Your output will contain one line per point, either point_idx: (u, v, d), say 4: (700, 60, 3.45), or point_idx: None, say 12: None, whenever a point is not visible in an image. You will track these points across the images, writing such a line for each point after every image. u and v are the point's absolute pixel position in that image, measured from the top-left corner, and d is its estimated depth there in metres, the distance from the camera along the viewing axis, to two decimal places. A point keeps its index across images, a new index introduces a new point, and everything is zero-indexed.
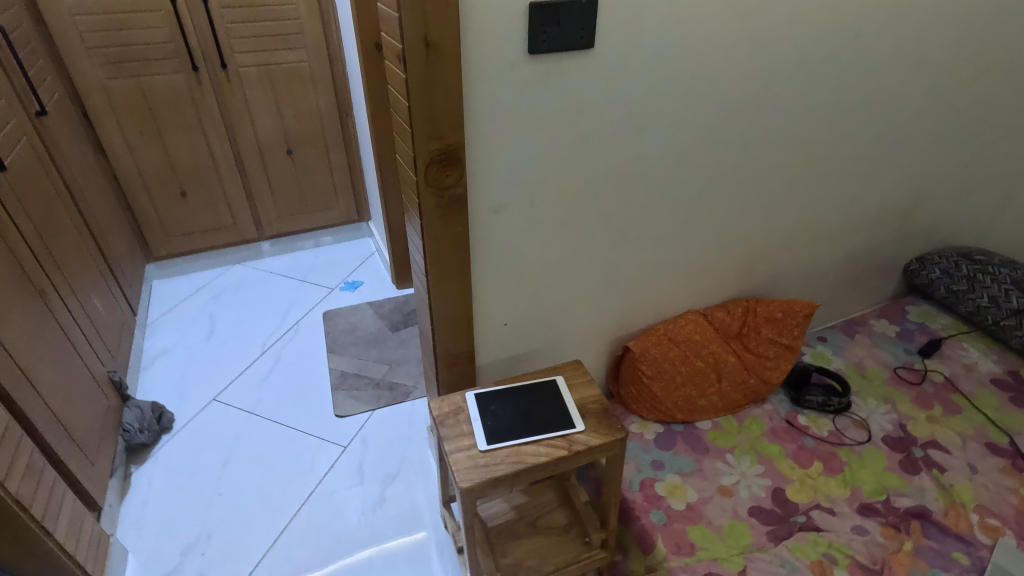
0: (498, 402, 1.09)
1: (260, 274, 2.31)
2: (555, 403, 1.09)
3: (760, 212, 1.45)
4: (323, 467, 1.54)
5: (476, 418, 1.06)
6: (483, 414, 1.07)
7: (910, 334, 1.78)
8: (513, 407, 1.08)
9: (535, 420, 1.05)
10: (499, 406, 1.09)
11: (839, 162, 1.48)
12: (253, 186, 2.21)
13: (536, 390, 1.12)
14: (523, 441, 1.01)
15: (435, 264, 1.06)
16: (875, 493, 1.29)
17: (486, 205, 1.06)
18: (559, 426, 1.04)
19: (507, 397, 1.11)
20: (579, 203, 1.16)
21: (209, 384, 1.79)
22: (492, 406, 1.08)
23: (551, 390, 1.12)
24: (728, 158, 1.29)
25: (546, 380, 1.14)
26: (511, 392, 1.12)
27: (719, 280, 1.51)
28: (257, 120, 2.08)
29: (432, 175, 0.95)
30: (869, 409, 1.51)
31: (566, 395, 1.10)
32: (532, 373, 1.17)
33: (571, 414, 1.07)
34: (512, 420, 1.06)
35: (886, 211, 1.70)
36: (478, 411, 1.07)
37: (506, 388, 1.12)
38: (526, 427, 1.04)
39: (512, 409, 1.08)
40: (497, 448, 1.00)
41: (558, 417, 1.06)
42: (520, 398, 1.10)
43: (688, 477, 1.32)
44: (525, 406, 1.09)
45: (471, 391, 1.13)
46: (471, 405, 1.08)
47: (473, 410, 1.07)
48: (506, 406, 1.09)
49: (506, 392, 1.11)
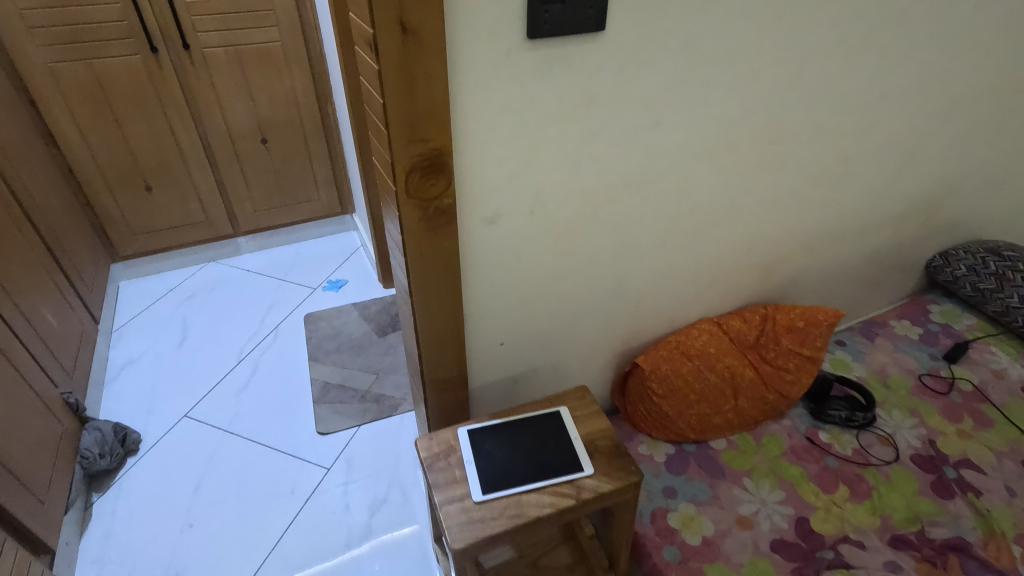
0: (495, 439, 0.96)
1: (236, 272, 2.15)
2: (560, 441, 0.96)
3: (782, 211, 1.31)
4: (305, 492, 1.42)
5: (470, 461, 0.92)
6: (478, 455, 0.94)
7: (934, 337, 1.66)
8: (512, 446, 0.95)
9: (537, 462, 0.93)
10: (497, 444, 0.96)
11: (869, 155, 1.34)
12: (225, 178, 2.03)
13: (538, 424, 0.99)
14: (523, 488, 0.89)
15: (420, 284, 0.92)
16: (907, 523, 1.18)
17: (478, 216, 0.91)
18: (565, 470, 0.91)
19: (504, 433, 0.98)
20: (585, 208, 1.01)
21: (180, 398, 1.65)
22: (488, 445, 0.95)
23: (554, 424, 0.99)
24: (751, 154, 1.14)
25: (549, 411, 1.01)
26: (510, 426, 0.99)
27: (735, 285, 1.38)
28: (226, 106, 1.90)
29: (415, 185, 0.80)
30: (896, 424, 1.40)
31: (573, 430, 0.97)
32: (532, 403, 1.03)
33: (578, 453, 0.94)
34: (511, 462, 0.93)
35: (913, 206, 1.56)
36: (472, 451, 0.94)
37: (504, 422, 0.99)
38: (527, 471, 0.91)
39: (511, 449, 0.95)
40: (495, 498, 0.88)
41: (563, 458, 0.93)
42: (519, 435, 0.97)
43: (703, 507, 1.20)
44: (526, 445, 0.96)
45: (464, 426, 0.99)
46: (463, 444, 0.95)
47: (467, 451, 0.94)
48: (503, 445, 0.96)
49: (505, 427, 0.98)
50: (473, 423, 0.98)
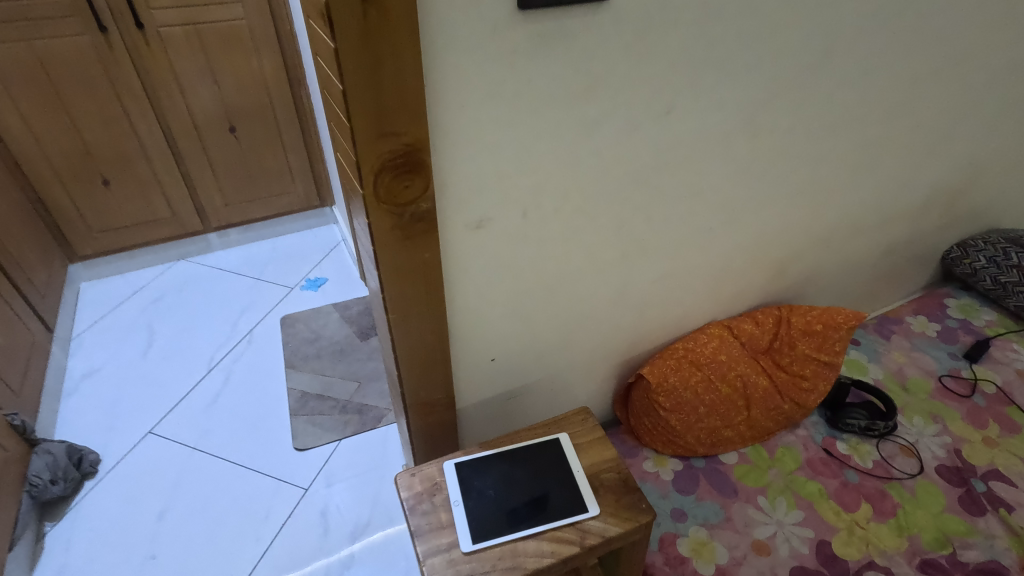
0: (486, 475, 0.85)
1: (208, 272, 2.01)
2: (560, 476, 0.85)
3: (800, 205, 1.19)
4: (280, 516, 1.30)
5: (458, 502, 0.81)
6: (468, 495, 0.83)
7: (953, 334, 1.57)
8: (505, 484, 0.84)
9: (535, 502, 0.82)
10: (488, 481, 0.85)
11: (894, 142, 1.22)
12: (191, 170, 1.87)
13: (535, 456, 0.88)
14: (519, 535, 0.78)
15: (397, 300, 0.79)
16: (937, 545, 1.08)
17: (463, 221, 0.78)
18: (567, 511, 0.81)
19: (497, 467, 0.87)
20: (587, 209, 0.89)
21: (144, 412, 1.52)
22: (479, 482, 0.84)
23: (553, 455, 0.88)
24: (770, 144, 1.02)
25: (547, 440, 0.90)
26: (503, 459, 0.88)
27: (746, 286, 1.26)
28: (188, 91, 1.74)
29: (385, 188, 0.67)
30: (918, 432, 1.30)
31: (574, 462, 0.86)
32: (528, 430, 0.92)
33: (582, 491, 0.83)
34: (505, 503, 0.82)
35: (935, 195, 1.45)
36: (460, 491, 0.83)
37: (496, 453, 0.88)
38: (524, 514, 0.81)
39: (504, 486, 0.84)
40: (487, 547, 0.77)
41: (565, 497, 0.83)
42: (514, 469, 0.86)
43: (715, 530, 1.10)
44: (522, 481, 0.85)
45: (452, 458, 0.88)
46: (451, 482, 0.84)
47: (454, 490, 0.83)
48: (496, 481, 0.85)
49: (497, 459, 0.87)
50: (461, 456, 0.87)
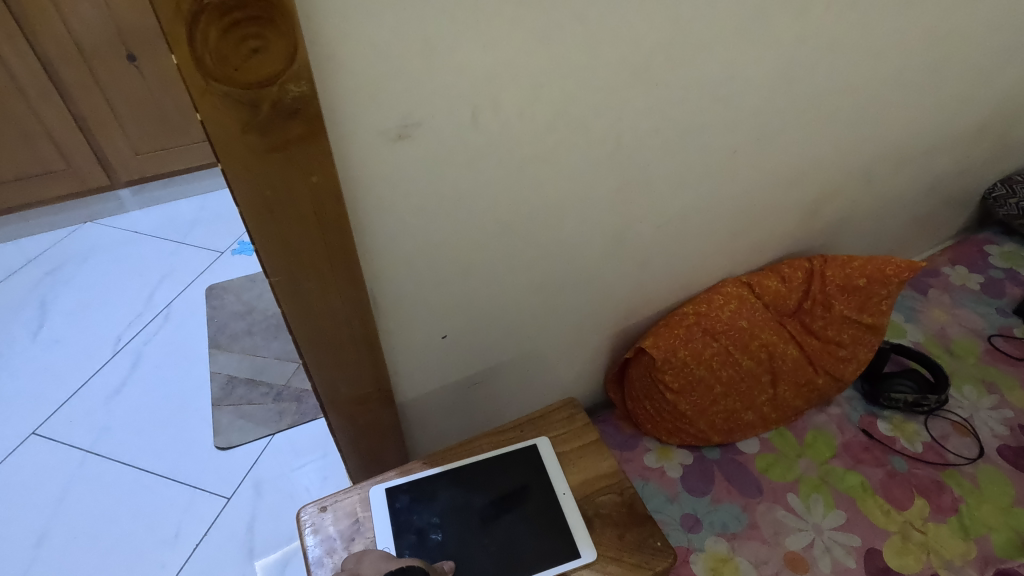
0: (432, 506, 0.64)
1: (121, 235, 1.69)
2: (539, 503, 0.63)
3: (844, 125, 0.91)
4: (193, 534, 1.04)
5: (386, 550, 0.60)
6: (404, 538, 0.61)
7: (998, 286, 1.34)
8: (460, 517, 0.63)
9: (503, 545, 0.61)
10: (436, 514, 0.63)
11: (965, 40, 0.94)
12: (85, 111, 1.53)
13: (503, 476, 0.66)
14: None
15: (279, 256, 0.51)
16: (1011, 549, 0.87)
17: (375, 125, 0.49)
18: (550, 556, 0.60)
19: (447, 494, 0.65)
20: (568, 118, 0.60)
21: (29, 408, 1.24)
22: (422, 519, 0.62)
23: (527, 472, 0.66)
24: (820, 31, 0.73)
25: (518, 449, 0.68)
26: (456, 481, 0.66)
27: (770, 233, 1.00)
28: (67, 8, 1.37)
29: (213, 51, 0.38)
30: (971, 404, 1.08)
31: (559, 482, 0.65)
32: (493, 434, 0.70)
33: (569, 524, 0.62)
34: (459, 548, 0.60)
35: (994, 117, 1.18)
36: (393, 533, 0.61)
37: (447, 473, 0.66)
38: (488, 563, 0.60)
39: (457, 521, 0.62)
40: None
41: (546, 534, 0.61)
42: (471, 495, 0.64)
43: (738, 542, 0.87)
44: (483, 513, 0.63)
45: (383, 483, 0.65)
46: (379, 520, 0.62)
47: (384, 533, 0.61)
48: (446, 515, 0.63)
49: (447, 482, 0.65)
50: (393, 479, 0.65)
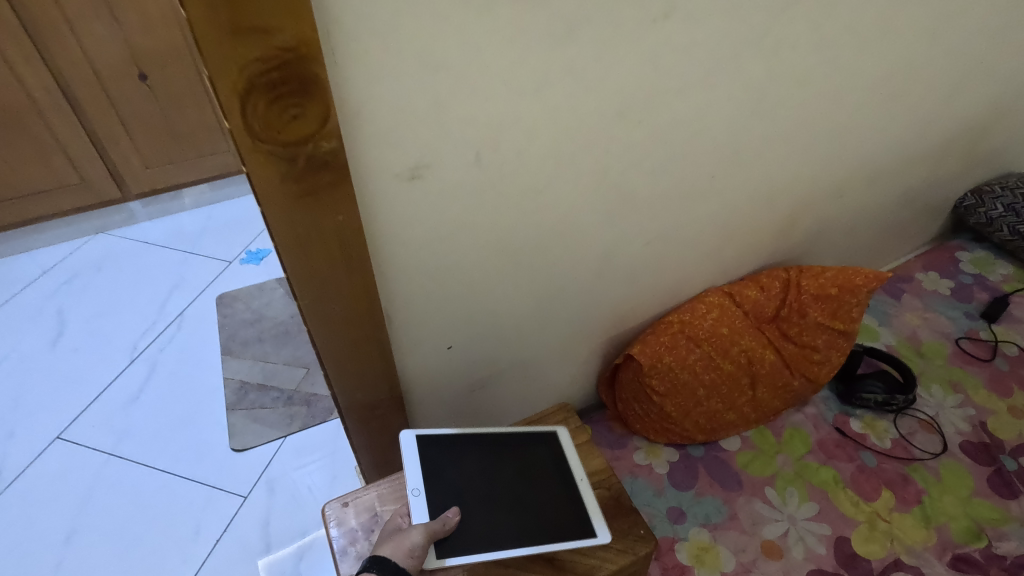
0: (460, 462, 0.68)
1: (132, 245, 1.75)
2: (561, 483, 0.71)
3: (817, 146, 0.99)
4: (213, 531, 1.11)
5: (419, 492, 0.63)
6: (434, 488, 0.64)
7: (968, 291, 1.42)
8: (485, 478, 0.68)
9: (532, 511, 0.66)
10: (465, 471, 0.67)
11: (925, 69, 1.02)
12: (98, 127, 1.59)
13: (526, 453, 0.72)
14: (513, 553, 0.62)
15: (307, 283, 0.58)
16: (968, 536, 0.95)
17: (393, 168, 0.57)
18: (572, 532, 0.66)
19: (473, 454, 0.69)
20: (560, 154, 0.68)
21: (51, 415, 1.30)
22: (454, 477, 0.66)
23: (548, 451, 0.74)
24: (790, 67, 0.81)
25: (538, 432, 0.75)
26: (480, 446, 0.71)
27: (749, 245, 1.08)
28: (80, 30, 1.43)
29: (260, 120, 0.45)
30: (938, 403, 1.16)
31: (576, 467, 0.72)
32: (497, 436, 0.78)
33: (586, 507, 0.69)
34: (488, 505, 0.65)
35: (960, 134, 1.26)
36: (425, 476, 0.65)
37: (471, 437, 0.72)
38: (513, 524, 0.64)
39: (485, 480, 0.67)
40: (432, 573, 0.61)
41: (570, 513, 0.68)
42: (494, 460, 0.70)
43: (719, 532, 0.95)
44: (507, 479, 0.68)
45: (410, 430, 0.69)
46: (410, 463, 0.65)
47: (413, 474, 0.65)
48: (474, 476, 0.67)
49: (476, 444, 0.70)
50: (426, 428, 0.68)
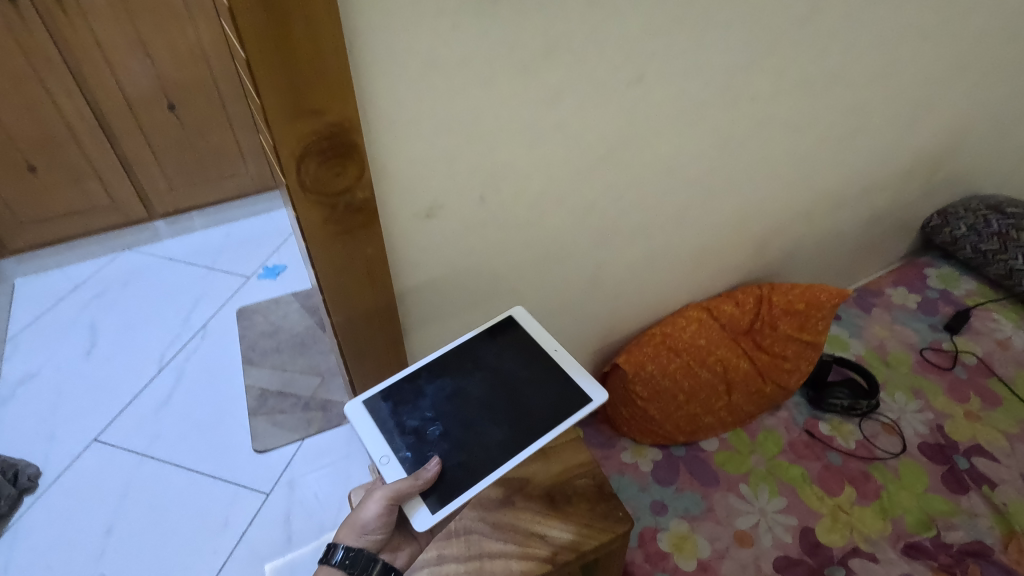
0: (421, 405, 0.71)
1: (157, 262, 1.88)
2: (536, 365, 0.74)
3: (783, 177, 1.11)
4: (239, 524, 1.22)
5: (388, 457, 0.68)
6: (404, 437, 0.69)
7: (933, 305, 1.53)
8: (452, 405, 0.71)
9: (513, 413, 0.69)
10: (429, 411, 0.71)
11: (880, 108, 1.15)
12: (129, 152, 1.72)
13: (491, 357, 0.75)
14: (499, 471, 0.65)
15: (341, 303, 0.70)
16: (921, 527, 1.06)
17: (412, 209, 0.69)
18: (567, 410, 0.70)
19: (437, 386, 0.72)
20: (552, 193, 0.80)
21: (87, 419, 1.41)
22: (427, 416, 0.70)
23: (514, 340, 0.76)
24: (752, 113, 0.93)
25: (496, 328, 0.77)
26: (439, 374, 0.73)
27: (725, 265, 1.19)
28: (117, 66, 1.57)
29: (311, 177, 0.57)
30: (900, 408, 1.27)
31: (548, 343, 0.75)
32: None
33: (570, 376, 0.72)
34: (464, 432, 0.69)
35: (920, 162, 1.38)
36: (388, 440, 0.69)
37: (432, 364, 0.74)
38: (503, 431, 0.68)
39: (456, 403, 0.71)
40: (444, 546, 0.72)
41: (559, 394, 0.71)
42: (459, 382, 0.72)
43: (696, 522, 1.05)
44: (481, 391, 0.72)
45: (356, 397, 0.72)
46: (367, 432, 0.70)
47: (376, 444, 0.69)
48: (445, 406, 0.71)
49: (439, 373, 0.73)
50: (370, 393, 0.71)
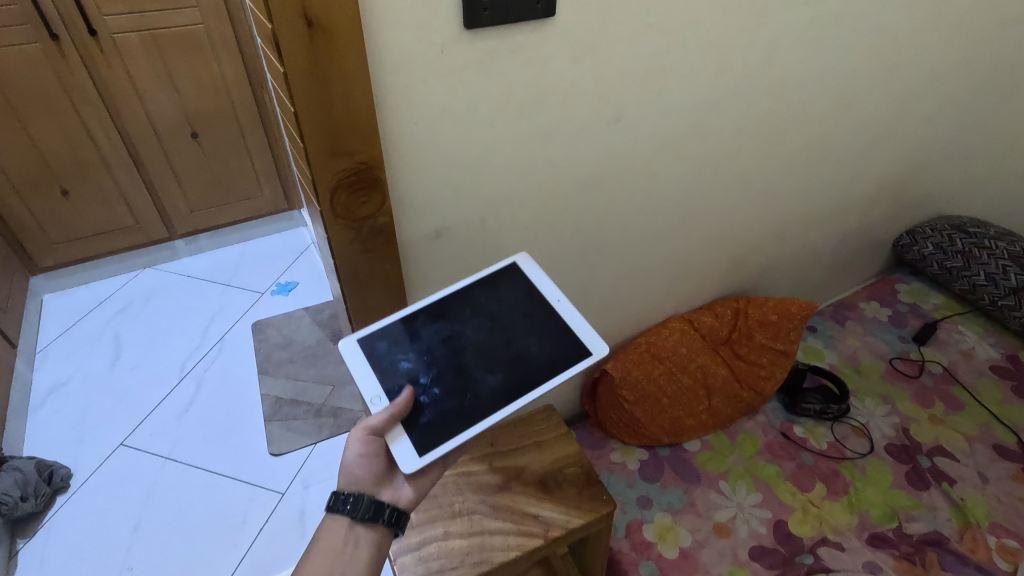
0: (418, 348, 0.73)
1: (176, 279, 1.99)
2: (538, 315, 0.74)
3: (755, 201, 1.23)
4: (257, 521, 1.32)
5: (380, 398, 0.70)
6: (397, 378, 0.72)
7: (903, 318, 1.64)
8: (448, 349, 0.73)
9: (508, 362, 0.71)
10: (424, 355, 0.73)
11: (842, 139, 1.27)
12: (154, 177, 1.85)
13: (491, 302, 0.76)
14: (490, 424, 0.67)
15: (361, 311, 0.82)
16: (884, 519, 1.15)
17: (424, 230, 0.80)
18: (565, 363, 0.71)
19: (434, 328, 0.74)
20: (544, 216, 0.91)
21: (114, 425, 1.51)
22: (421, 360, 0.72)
23: (515, 285, 0.77)
24: (722, 146, 1.05)
25: (498, 271, 0.78)
26: (435, 317, 0.75)
27: (704, 280, 1.31)
28: (146, 98, 1.71)
29: (342, 205, 0.69)
30: (869, 412, 1.37)
31: (551, 292, 0.75)
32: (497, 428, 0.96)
33: (570, 328, 0.73)
34: (458, 377, 0.71)
35: (883, 186, 1.51)
36: (383, 382, 0.71)
37: (430, 307, 0.76)
38: (498, 379, 0.70)
39: (451, 349, 0.73)
40: (451, 525, 0.82)
41: (560, 345, 0.72)
42: (456, 326, 0.74)
43: (679, 515, 1.15)
44: (479, 337, 0.73)
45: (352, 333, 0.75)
46: (359, 368, 0.72)
47: (370, 384, 0.71)
48: (441, 347, 0.73)
49: (437, 317, 0.75)
50: (364, 330, 0.74)
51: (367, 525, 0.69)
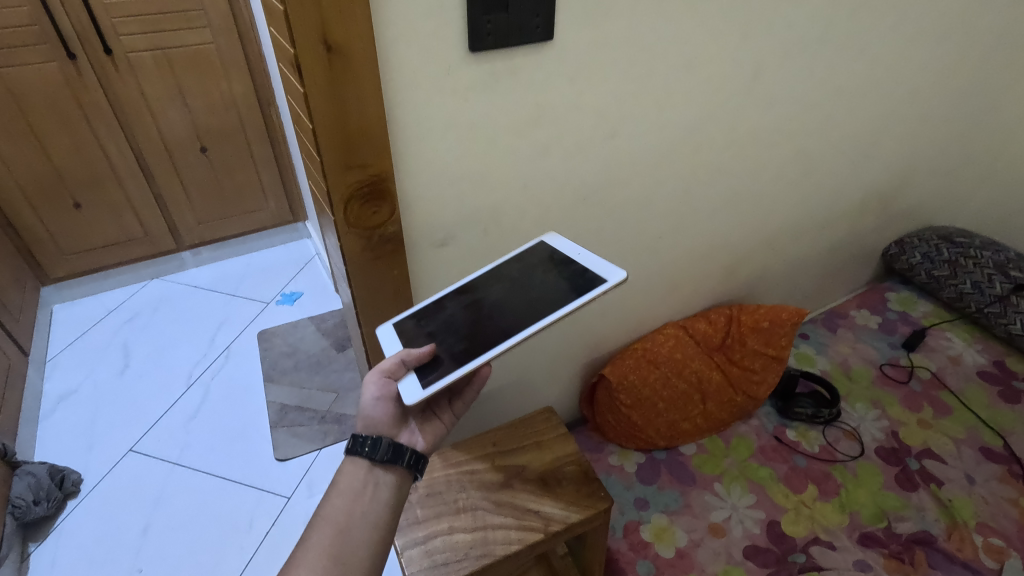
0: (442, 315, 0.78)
1: (183, 289, 2.03)
2: (559, 270, 0.76)
3: (746, 212, 1.28)
4: (263, 524, 1.34)
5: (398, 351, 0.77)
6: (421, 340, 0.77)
7: (893, 326, 1.69)
8: (468, 310, 0.76)
9: (522, 307, 0.72)
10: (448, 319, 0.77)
11: (828, 153, 1.33)
12: (164, 190, 1.90)
13: (515, 270, 0.79)
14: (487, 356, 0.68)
15: (370, 316, 0.86)
16: (874, 519, 1.19)
17: (430, 239, 0.85)
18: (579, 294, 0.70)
19: (459, 297, 0.79)
20: (543, 225, 0.96)
21: (124, 432, 1.55)
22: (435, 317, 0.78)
23: (540, 253, 0.80)
24: (713, 160, 1.11)
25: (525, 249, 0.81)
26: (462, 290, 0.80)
27: (698, 288, 1.35)
28: (157, 114, 1.76)
29: (354, 215, 0.74)
30: (860, 417, 1.41)
31: (572, 250, 0.77)
32: (505, 428, 1.00)
33: (586, 269, 0.73)
34: (475, 328, 0.73)
35: (870, 198, 1.56)
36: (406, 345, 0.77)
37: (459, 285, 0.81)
38: (511, 321, 0.71)
39: (472, 309, 0.76)
40: (456, 522, 0.85)
41: (577, 284, 0.72)
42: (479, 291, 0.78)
43: (675, 516, 1.19)
44: (499, 296, 0.76)
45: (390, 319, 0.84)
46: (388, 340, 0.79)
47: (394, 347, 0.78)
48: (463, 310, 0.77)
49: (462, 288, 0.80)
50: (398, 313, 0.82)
51: (385, 467, 0.71)
